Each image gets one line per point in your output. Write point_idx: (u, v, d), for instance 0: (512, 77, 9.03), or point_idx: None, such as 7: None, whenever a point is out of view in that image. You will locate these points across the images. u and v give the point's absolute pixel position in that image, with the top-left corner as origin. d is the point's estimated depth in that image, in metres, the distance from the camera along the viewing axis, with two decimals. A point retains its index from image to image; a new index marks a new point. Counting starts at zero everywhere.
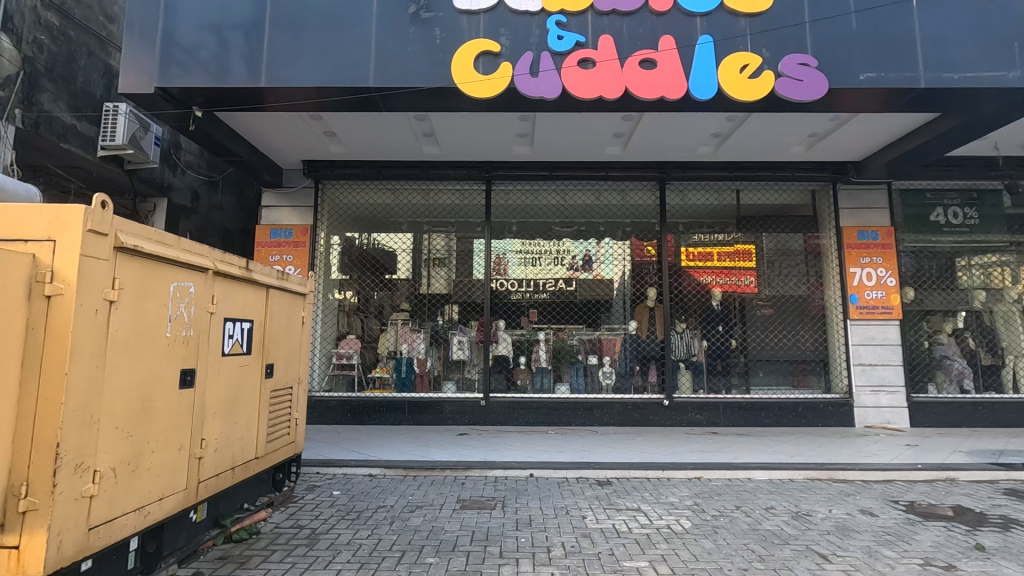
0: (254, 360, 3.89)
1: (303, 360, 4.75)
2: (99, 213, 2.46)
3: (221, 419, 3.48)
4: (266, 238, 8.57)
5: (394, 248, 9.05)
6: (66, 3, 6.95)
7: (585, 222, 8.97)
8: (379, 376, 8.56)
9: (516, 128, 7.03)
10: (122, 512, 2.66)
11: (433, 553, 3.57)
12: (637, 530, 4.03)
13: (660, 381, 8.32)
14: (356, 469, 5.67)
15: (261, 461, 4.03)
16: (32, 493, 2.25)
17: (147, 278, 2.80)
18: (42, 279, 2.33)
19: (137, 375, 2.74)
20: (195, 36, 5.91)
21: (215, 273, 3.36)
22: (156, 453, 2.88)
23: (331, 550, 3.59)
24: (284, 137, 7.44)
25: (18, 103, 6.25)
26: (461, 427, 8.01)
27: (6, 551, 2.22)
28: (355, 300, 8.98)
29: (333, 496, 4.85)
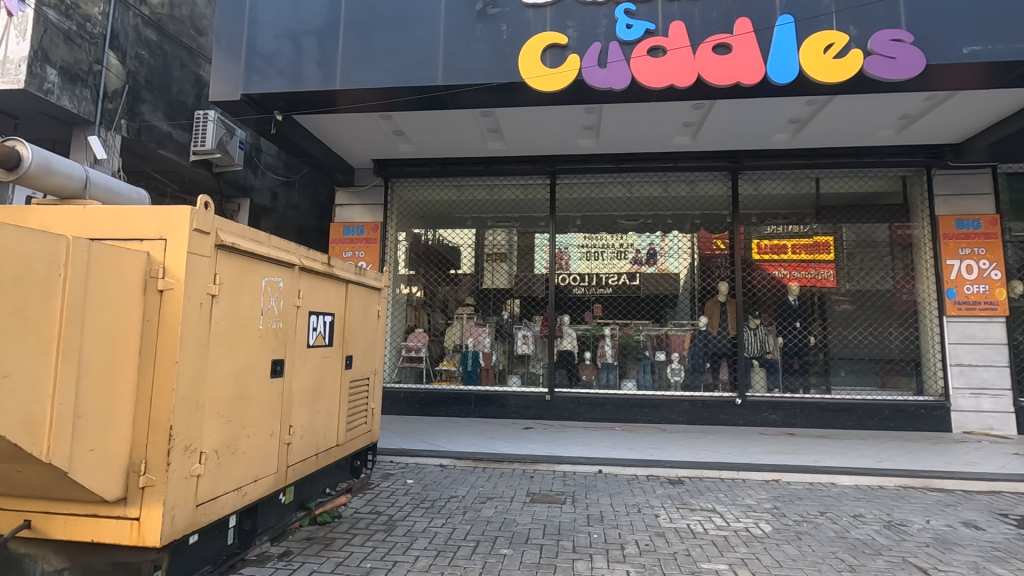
0: (335, 351, 4.07)
1: (379, 352, 4.91)
2: (203, 213, 2.64)
3: (306, 407, 3.67)
4: (340, 235, 8.95)
5: (458, 243, 9.19)
6: (162, 20, 7.51)
7: (650, 215, 8.80)
8: (446, 369, 8.75)
9: (581, 121, 6.94)
10: (224, 491, 2.86)
11: (507, 544, 3.62)
12: (713, 531, 3.92)
13: (732, 380, 8.00)
14: (428, 459, 5.83)
15: (341, 449, 4.22)
16: (150, 470, 2.46)
17: (243, 274, 2.99)
18: (155, 275, 2.54)
19: (235, 364, 2.93)
20: (275, 44, 6.22)
21: (300, 268, 3.54)
22: (251, 438, 3.07)
23: (409, 537, 3.71)
24: (356, 138, 7.72)
25: (122, 114, 6.82)
26: (527, 421, 8.03)
27: (128, 521, 2.45)
28: (421, 294, 9.20)
29: (407, 484, 5.00)
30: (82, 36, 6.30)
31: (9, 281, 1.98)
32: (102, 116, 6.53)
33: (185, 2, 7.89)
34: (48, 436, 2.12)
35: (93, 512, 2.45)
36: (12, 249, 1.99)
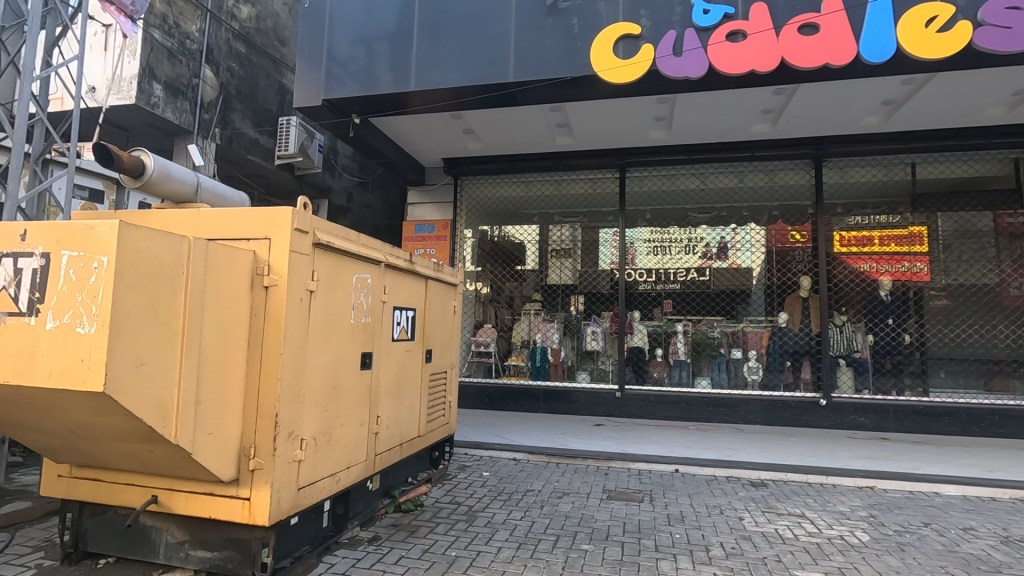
0: (416, 345, 4.20)
1: (455, 347, 5.03)
2: (303, 213, 2.79)
3: (391, 399, 3.81)
4: (412, 234, 9.22)
5: (523, 240, 9.17)
6: (250, 33, 7.98)
7: (724, 207, 8.50)
8: (514, 364, 8.77)
9: (654, 112, 6.77)
10: (321, 476, 3.02)
11: (588, 540, 3.61)
12: (805, 538, 3.73)
13: (816, 379, 7.56)
14: (502, 453, 5.90)
15: (422, 440, 4.36)
16: (259, 454, 2.65)
17: (337, 271, 3.15)
18: (261, 272, 2.72)
19: (330, 356, 3.08)
20: (352, 50, 6.47)
21: (386, 265, 3.67)
22: (344, 426, 3.23)
23: (490, 528, 3.78)
24: (427, 138, 7.90)
25: (216, 124, 7.33)
26: (596, 417, 7.95)
27: (241, 501, 2.63)
28: (488, 290, 9.25)
29: (484, 476, 5.10)
30: (182, 53, 6.82)
31: (143, 278, 2.19)
32: (200, 125, 7.05)
33: (270, 15, 8.33)
34: (175, 419, 2.32)
35: (210, 491, 2.66)
36: (145, 250, 2.20)
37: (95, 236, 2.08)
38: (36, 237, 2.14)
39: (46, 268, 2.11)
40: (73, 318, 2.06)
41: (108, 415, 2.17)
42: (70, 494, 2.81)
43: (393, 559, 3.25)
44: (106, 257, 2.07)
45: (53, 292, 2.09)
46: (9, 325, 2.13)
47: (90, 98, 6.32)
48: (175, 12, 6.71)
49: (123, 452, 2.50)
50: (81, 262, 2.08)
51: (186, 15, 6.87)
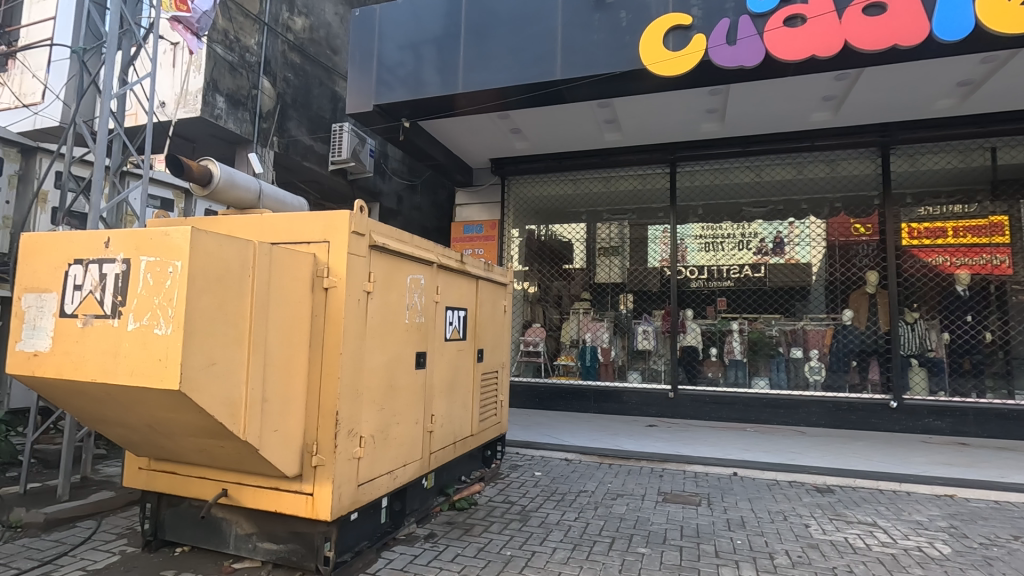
0: (468, 345, 4.23)
1: (506, 346, 5.04)
2: (359, 216, 2.86)
3: (445, 398, 3.85)
4: (460, 234, 9.30)
5: (570, 238, 9.12)
6: (304, 44, 8.25)
7: (781, 201, 8.17)
8: (564, 364, 8.67)
9: (706, 104, 6.56)
10: (379, 473, 3.08)
11: (644, 543, 3.53)
12: (878, 548, 3.52)
13: (885, 380, 7.14)
14: (553, 453, 5.87)
15: (475, 439, 4.40)
16: (321, 451, 2.73)
17: (391, 272, 3.20)
18: (321, 275, 2.80)
19: (386, 356, 3.14)
20: (401, 55, 6.59)
21: (438, 266, 3.72)
22: (399, 425, 3.28)
23: (544, 528, 3.76)
24: (474, 139, 7.94)
25: (274, 132, 7.63)
26: (648, 418, 7.77)
27: (304, 497, 2.72)
28: (536, 290, 9.16)
29: (536, 476, 5.08)
30: (242, 66, 7.13)
31: (214, 281, 2.30)
32: (259, 135, 7.37)
33: (322, 26, 8.59)
34: (243, 417, 2.42)
35: (275, 486, 2.76)
36: (215, 254, 2.30)
37: (170, 242, 2.20)
38: (118, 244, 2.28)
39: (127, 272, 2.25)
40: (151, 320, 2.18)
41: (184, 411, 2.29)
42: (149, 486, 2.99)
43: (450, 556, 3.28)
44: (180, 262, 2.18)
45: (133, 295, 2.22)
46: (95, 327, 2.28)
47: (160, 112, 6.70)
48: (236, 27, 7.03)
49: (195, 447, 2.63)
50: (158, 267, 2.21)
51: (245, 30, 7.20)
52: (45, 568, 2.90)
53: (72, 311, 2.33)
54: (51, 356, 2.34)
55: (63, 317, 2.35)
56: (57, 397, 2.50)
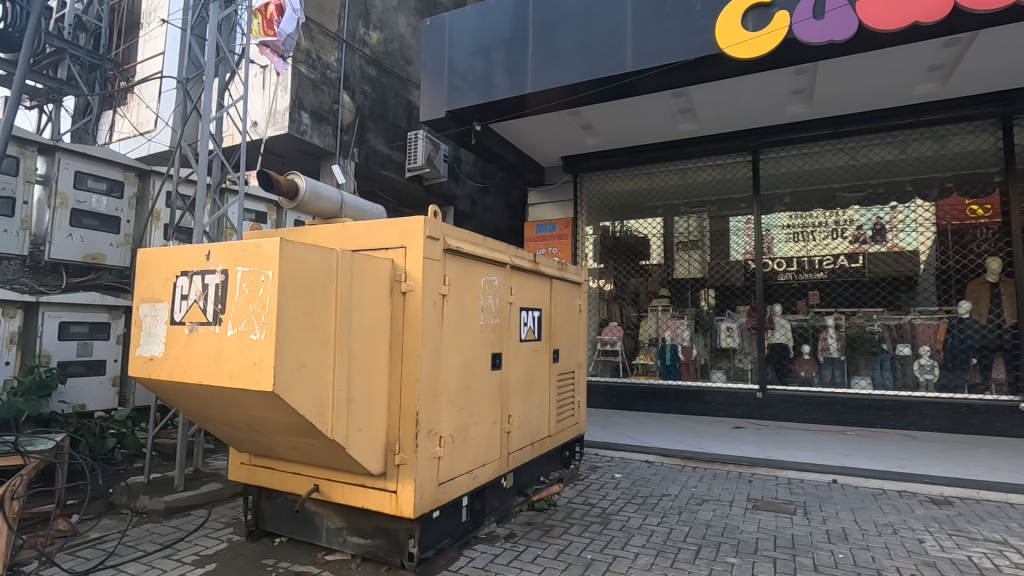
0: (544, 345, 4.22)
1: (582, 346, 4.99)
2: (434, 221, 2.93)
3: (521, 399, 3.86)
4: (533, 234, 9.24)
5: (646, 234, 8.85)
6: (379, 57, 8.59)
7: (881, 183, 7.50)
8: (642, 363, 8.40)
9: (791, 85, 6.13)
10: (459, 473, 3.14)
11: (733, 552, 3.36)
12: (1010, 570, 3.12)
13: (1012, 380, 6.36)
14: (634, 454, 5.73)
15: (553, 440, 4.38)
16: (403, 450, 2.82)
17: (465, 274, 3.25)
18: (400, 279, 2.89)
19: (463, 358, 3.19)
20: (471, 60, 6.69)
21: (512, 267, 3.73)
22: (478, 425, 3.32)
23: (626, 532, 3.67)
24: (545, 138, 7.88)
25: (355, 144, 8.00)
26: (735, 420, 7.37)
27: (389, 494, 2.81)
28: (613, 287, 9.00)
29: (616, 478, 4.98)
30: (324, 83, 7.54)
31: (301, 288, 2.43)
32: (341, 147, 7.76)
33: (396, 38, 8.90)
34: (331, 417, 2.54)
35: (362, 483, 2.88)
36: (302, 263, 2.44)
37: (262, 252, 2.35)
38: (217, 256, 2.47)
39: (225, 282, 2.43)
40: (247, 325, 2.34)
41: (278, 411, 2.44)
42: (251, 480, 3.21)
43: (530, 557, 3.27)
44: (271, 271, 2.32)
45: (231, 303, 2.40)
46: (199, 333, 2.48)
47: (253, 131, 7.22)
48: (317, 47, 7.45)
49: (289, 445, 2.79)
50: (252, 276, 2.37)
51: (326, 48, 7.61)
52: (166, 551, 3.21)
53: (180, 318, 2.55)
54: (164, 360, 2.58)
55: (173, 324, 2.58)
56: (170, 397, 2.75)
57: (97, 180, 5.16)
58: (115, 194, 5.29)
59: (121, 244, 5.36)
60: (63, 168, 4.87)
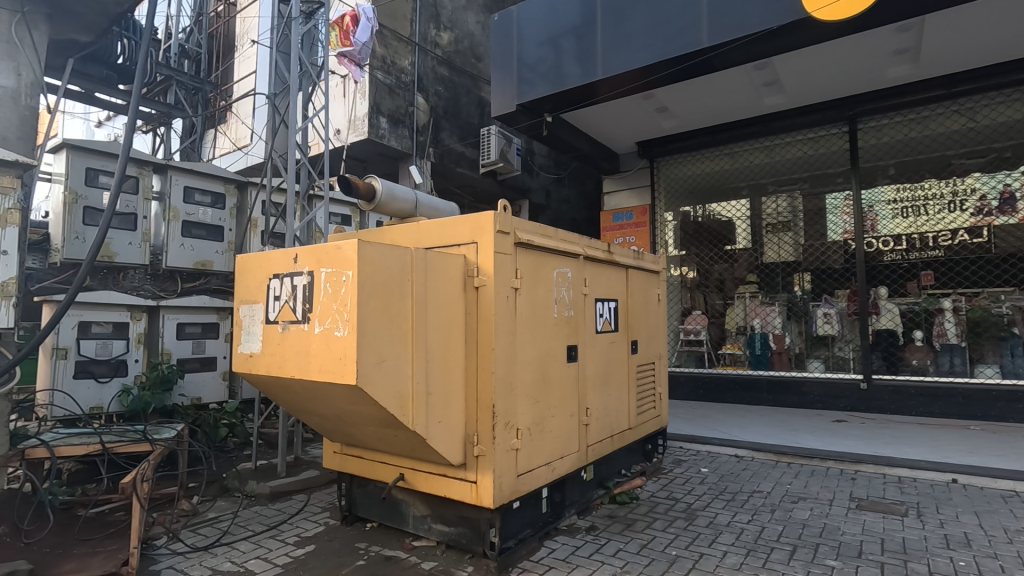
0: (621, 336, 4.13)
1: (662, 337, 4.84)
2: (504, 215, 2.96)
3: (599, 391, 3.81)
4: (610, 223, 9.04)
5: (730, 217, 8.44)
6: (451, 57, 8.76)
7: (1008, 146, 6.65)
8: (730, 353, 7.99)
9: (892, 44, 5.55)
10: (537, 465, 3.16)
11: (834, 555, 3.13)
12: None
13: None
14: (722, 448, 5.49)
15: (634, 432, 4.29)
16: (482, 442, 2.87)
17: (538, 267, 3.25)
18: (472, 275, 2.95)
19: (537, 350, 3.20)
20: (540, 51, 6.65)
21: (585, 258, 3.69)
22: (555, 418, 3.33)
23: (713, 530, 3.52)
24: (619, 124, 7.67)
25: (430, 144, 8.22)
26: (836, 412, 6.83)
27: (469, 485, 2.88)
28: (695, 275, 8.61)
29: (702, 473, 4.79)
30: (399, 87, 7.80)
31: (379, 286, 2.54)
32: (417, 148, 8.01)
33: (466, 36, 9.03)
34: (411, 409, 2.64)
35: (444, 473, 2.97)
36: (379, 262, 2.55)
37: (343, 254, 2.48)
38: (303, 259, 2.63)
39: (311, 283, 2.59)
40: (332, 323, 2.48)
41: (363, 404, 2.57)
42: (343, 468, 3.42)
43: (611, 551, 3.22)
44: (351, 271, 2.44)
45: (317, 303, 2.55)
46: (291, 332, 2.66)
47: (336, 139, 7.62)
48: (391, 52, 7.73)
49: (375, 435, 2.94)
50: (334, 276, 2.50)
51: (400, 53, 7.87)
52: (272, 532, 3.50)
53: (274, 318, 2.76)
54: (262, 357, 2.80)
55: (268, 323, 2.79)
56: (269, 391, 2.98)
57: (203, 193, 5.66)
58: (218, 206, 5.79)
59: (225, 251, 5.86)
60: (174, 185, 5.42)
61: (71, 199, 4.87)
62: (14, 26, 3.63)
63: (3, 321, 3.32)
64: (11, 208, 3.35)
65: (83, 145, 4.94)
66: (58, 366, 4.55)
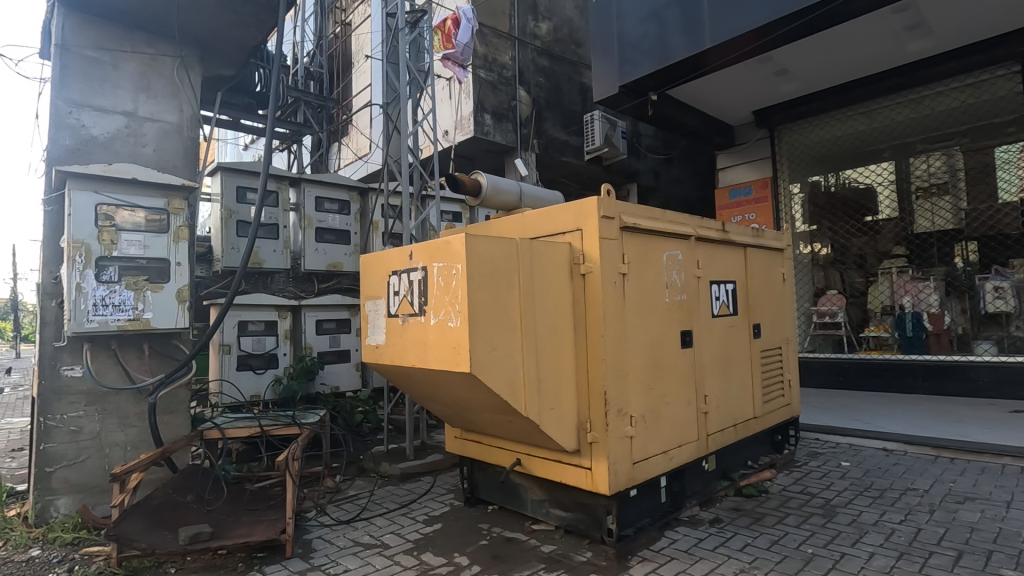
0: (741, 320, 3.89)
1: (790, 319, 4.47)
2: (607, 200, 2.92)
3: (718, 377, 3.62)
4: (726, 201, 8.49)
5: (871, 182, 7.56)
6: (550, 46, 8.72)
7: None
8: (874, 336, 7.17)
9: None
10: (653, 453, 3.08)
11: (1011, 565, 2.70)
12: None
13: None
14: (867, 441, 4.96)
15: (760, 421, 4.02)
16: (594, 429, 2.86)
17: (646, 251, 3.16)
18: (578, 262, 2.94)
19: (649, 336, 3.11)
20: (641, 28, 6.42)
21: (697, 238, 3.51)
22: (671, 405, 3.22)
23: (856, 528, 3.21)
24: (732, 95, 7.16)
25: (534, 136, 8.28)
26: (1014, 402, 5.85)
27: (584, 471, 2.89)
28: (829, 251, 7.85)
29: (843, 467, 4.36)
30: (502, 82, 7.95)
31: (488, 277, 2.62)
32: (521, 140, 8.11)
33: (564, 23, 8.95)
34: (524, 396, 2.70)
35: (559, 459, 3.00)
36: (487, 254, 2.64)
37: (453, 248, 2.60)
38: (417, 255, 2.80)
39: (426, 277, 2.75)
40: (446, 315, 2.62)
41: (478, 391, 2.68)
42: (464, 452, 3.59)
43: (738, 545, 3.06)
44: (461, 264, 2.55)
45: (432, 296, 2.70)
46: (410, 323, 2.84)
47: (445, 139, 7.96)
48: (492, 49, 7.89)
49: (492, 422, 3.05)
50: (446, 270, 2.64)
51: (501, 49, 8.01)
52: (403, 510, 3.78)
53: (395, 312, 2.96)
54: (386, 348, 3.03)
55: (390, 316, 3.01)
56: (395, 379, 3.21)
57: (331, 202, 6.22)
58: (344, 212, 6.32)
59: (352, 252, 6.39)
60: (307, 196, 6.03)
61: (226, 214, 5.61)
62: (176, 70, 4.29)
63: (181, 322, 3.92)
64: (182, 226, 3.94)
65: (233, 167, 5.67)
66: (224, 359, 5.29)
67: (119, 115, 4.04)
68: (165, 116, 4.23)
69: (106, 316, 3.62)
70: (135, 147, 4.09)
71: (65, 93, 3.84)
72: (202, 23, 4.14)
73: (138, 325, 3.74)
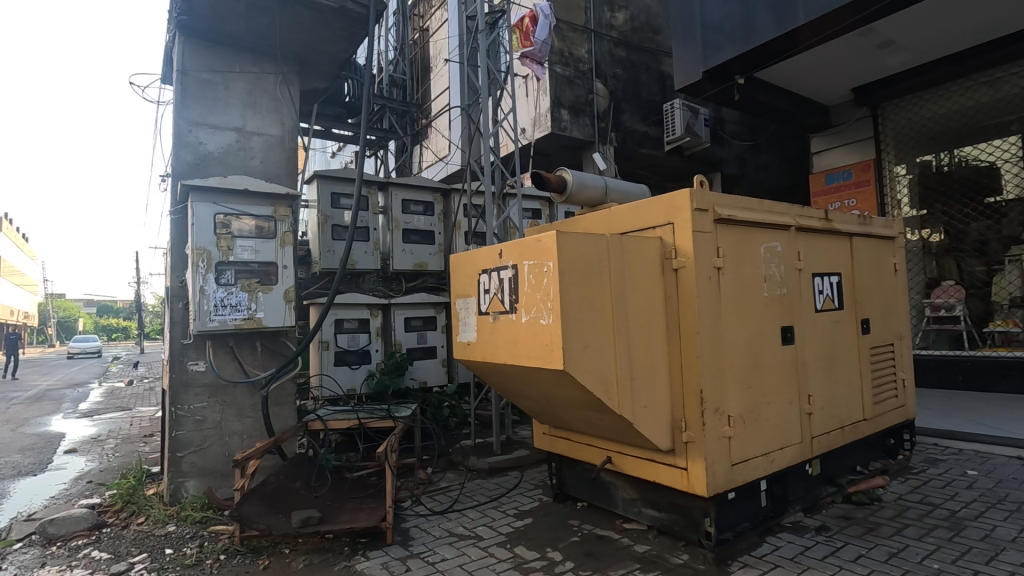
0: (848, 315, 3.63)
1: (903, 313, 4.12)
2: (700, 192, 2.82)
3: (823, 376, 3.40)
4: (822, 186, 7.94)
5: (993, 159, 6.72)
6: (628, 36, 8.52)
7: None
8: (1002, 330, 6.42)
9: None
10: (753, 455, 2.95)
11: None
12: None
13: None
14: (996, 448, 4.47)
15: (871, 424, 3.73)
16: (690, 428, 2.78)
17: (742, 244, 3.01)
18: (670, 257, 2.86)
19: (746, 332, 2.98)
20: (724, 10, 6.12)
21: (797, 228, 3.31)
22: (771, 405, 3.06)
23: (991, 545, 2.90)
24: (828, 74, 6.67)
25: (612, 129, 8.15)
26: None
27: (679, 471, 2.81)
28: (943, 238, 7.13)
29: (969, 476, 3.96)
30: (578, 77, 7.88)
31: (578, 274, 2.61)
32: (599, 134, 8.01)
33: (641, 11, 8.71)
34: (616, 393, 2.67)
35: (652, 458, 2.95)
36: (578, 250, 2.62)
37: (544, 245, 2.61)
38: (508, 254, 2.84)
39: (516, 275, 2.79)
40: (537, 312, 2.64)
41: (570, 388, 2.68)
42: (553, 448, 3.61)
43: (850, 556, 2.86)
44: (552, 262, 2.56)
45: (523, 294, 2.73)
46: (501, 321, 2.89)
47: (522, 137, 8.03)
48: (568, 44, 7.84)
49: (583, 419, 3.04)
50: (537, 268, 2.65)
51: (576, 43, 7.93)
52: (494, 503, 3.86)
53: (486, 309, 3.02)
54: (477, 345, 3.10)
55: (481, 314, 3.07)
56: (486, 376, 3.28)
57: (416, 204, 6.44)
58: (429, 213, 6.52)
59: (437, 252, 6.60)
60: (394, 199, 6.28)
61: (322, 219, 5.98)
62: (278, 86, 4.61)
63: (287, 321, 4.22)
64: (287, 231, 4.24)
65: (328, 174, 6.03)
66: (323, 355, 5.64)
67: (230, 131, 4.40)
68: (269, 129, 4.56)
69: (225, 316, 3.97)
70: (245, 159, 4.45)
71: (186, 113, 4.23)
72: (298, 40, 4.42)
73: (251, 324, 4.07)
